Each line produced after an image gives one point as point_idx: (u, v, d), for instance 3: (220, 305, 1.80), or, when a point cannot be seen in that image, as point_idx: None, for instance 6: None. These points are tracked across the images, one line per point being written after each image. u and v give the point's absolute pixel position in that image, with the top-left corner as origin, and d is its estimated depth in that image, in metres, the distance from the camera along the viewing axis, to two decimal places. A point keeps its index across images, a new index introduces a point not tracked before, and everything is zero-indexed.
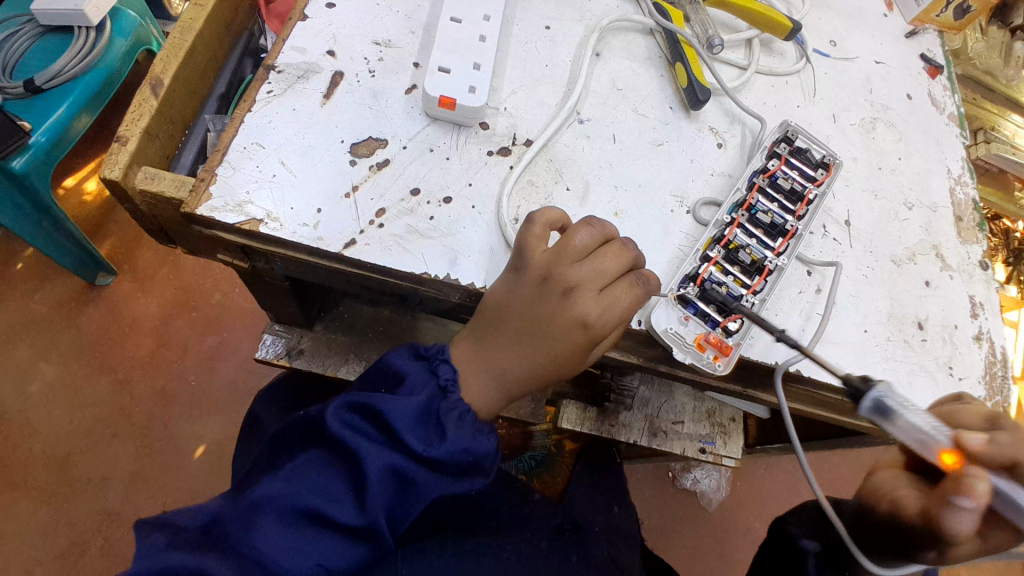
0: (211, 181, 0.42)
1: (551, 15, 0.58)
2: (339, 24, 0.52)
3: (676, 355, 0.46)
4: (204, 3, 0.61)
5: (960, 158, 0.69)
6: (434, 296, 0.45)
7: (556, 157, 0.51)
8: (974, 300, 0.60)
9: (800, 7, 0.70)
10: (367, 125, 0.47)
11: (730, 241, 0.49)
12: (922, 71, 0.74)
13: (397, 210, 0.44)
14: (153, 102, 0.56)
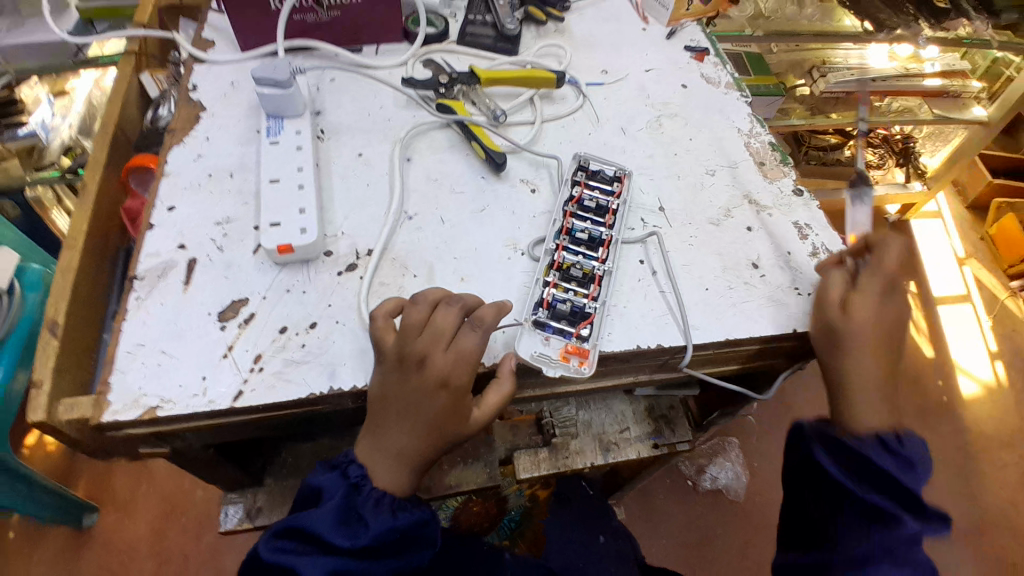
0: (106, 391, 0.48)
1: (361, 144, 0.71)
2: (183, 221, 0.60)
3: (548, 372, 0.53)
4: (76, 243, 0.70)
5: (745, 116, 0.81)
6: (332, 408, 0.52)
7: (398, 254, 0.59)
8: (800, 224, 0.68)
9: (565, 56, 0.85)
10: (227, 293, 0.54)
11: (561, 263, 0.59)
12: (690, 59, 0.88)
13: (271, 350, 0.51)
14: (54, 342, 0.62)
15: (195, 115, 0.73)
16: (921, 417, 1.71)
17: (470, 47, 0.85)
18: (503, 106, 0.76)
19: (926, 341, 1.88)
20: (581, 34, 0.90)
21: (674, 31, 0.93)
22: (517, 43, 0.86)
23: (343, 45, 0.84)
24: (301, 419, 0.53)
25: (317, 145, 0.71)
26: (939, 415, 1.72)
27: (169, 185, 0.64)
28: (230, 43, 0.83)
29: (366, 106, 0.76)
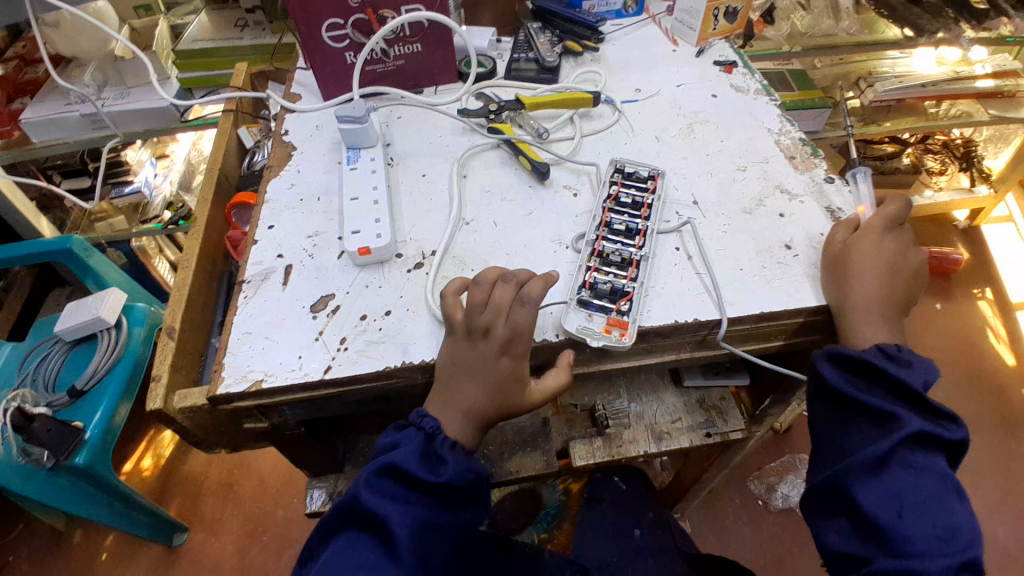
0: (222, 369, 0.58)
1: (425, 166, 0.81)
2: (280, 235, 0.71)
3: (592, 343, 0.59)
4: (188, 265, 0.82)
5: (775, 116, 0.86)
6: (405, 383, 0.59)
7: (458, 253, 0.68)
8: (832, 208, 0.72)
9: (602, 79, 0.94)
10: (317, 289, 0.64)
11: (601, 251, 0.66)
12: (720, 71, 0.95)
13: (355, 333, 0.59)
14: (171, 343, 0.73)
15: (287, 153, 0.86)
16: (1005, 427, 1.64)
17: (517, 79, 0.95)
18: (547, 126, 0.85)
19: (1006, 349, 1.82)
20: (615, 61, 0.98)
21: (703, 49, 1.00)
22: (557, 74, 0.96)
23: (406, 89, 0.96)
24: (380, 395, 0.61)
25: (388, 169, 0.81)
26: (1023, 425, 1.64)
27: (268, 208, 0.75)
28: (313, 95, 0.97)
29: (426, 132, 0.86)
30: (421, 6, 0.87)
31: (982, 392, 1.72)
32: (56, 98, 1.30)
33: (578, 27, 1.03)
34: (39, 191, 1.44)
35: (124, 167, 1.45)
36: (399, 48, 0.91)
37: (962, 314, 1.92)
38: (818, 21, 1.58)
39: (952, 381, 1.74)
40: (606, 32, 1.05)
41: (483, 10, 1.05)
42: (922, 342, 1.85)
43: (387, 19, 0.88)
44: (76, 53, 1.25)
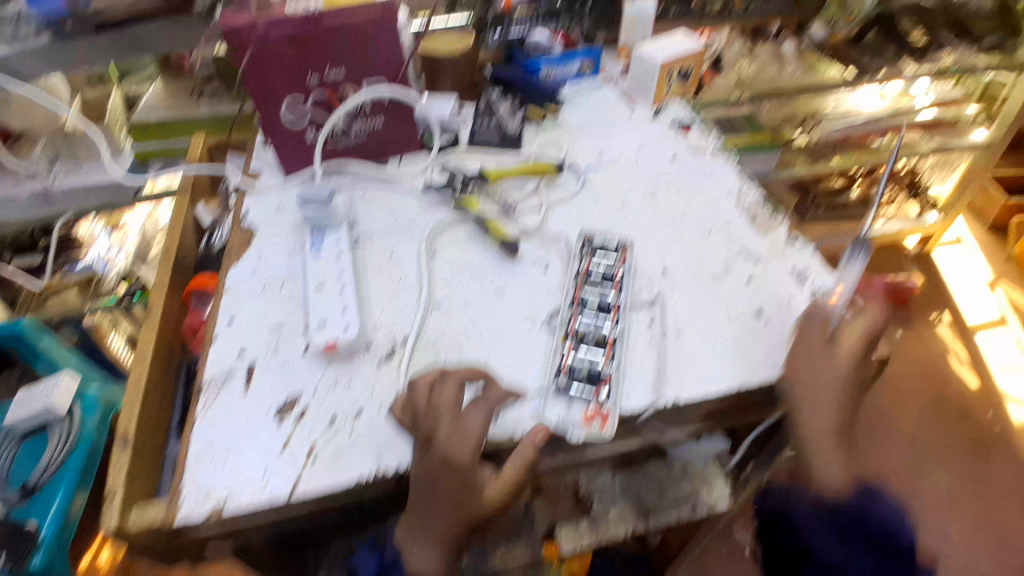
0: (181, 491, 0.54)
1: (391, 244, 0.79)
2: (241, 330, 0.68)
3: (571, 437, 0.57)
4: (143, 362, 0.78)
5: (735, 176, 0.88)
6: (380, 490, 0.56)
7: (430, 339, 0.66)
8: (797, 270, 0.73)
9: (563, 146, 0.95)
10: (283, 390, 0.61)
11: (576, 329, 0.65)
12: (677, 132, 0.97)
13: (325, 439, 0.56)
14: (125, 453, 0.69)
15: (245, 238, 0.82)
16: (973, 450, 1.67)
17: (480, 147, 0.95)
18: (512, 197, 0.85)
19: (968, 371, 1.87)
20: (575, 125, 1.00)
21: (660, 108, 1.02)
22: (519, 141, 0.96)
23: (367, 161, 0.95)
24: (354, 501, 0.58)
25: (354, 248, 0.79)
26: (991, 446, 1.68)
27: (229, 296, 0.72)
28: (271, 171, 0.94)
29: (391, 207, 0.85)
30: (383, 78, 0.84)
31: (950, 415, 1.76)
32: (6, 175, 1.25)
33: (537, 92, 1.04)
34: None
35: (75, 243, 1.41)
36: (361, 123, 0.89)
37: (922, 340, 1.97)
38: (764, 67, 1.61)
39: (921, 407, 1.78)
40: (565, 96, 1.06)
41: (442, 77, 1.00)
42: (889, 369, 1.88)
43: (349, 94, 0.85)
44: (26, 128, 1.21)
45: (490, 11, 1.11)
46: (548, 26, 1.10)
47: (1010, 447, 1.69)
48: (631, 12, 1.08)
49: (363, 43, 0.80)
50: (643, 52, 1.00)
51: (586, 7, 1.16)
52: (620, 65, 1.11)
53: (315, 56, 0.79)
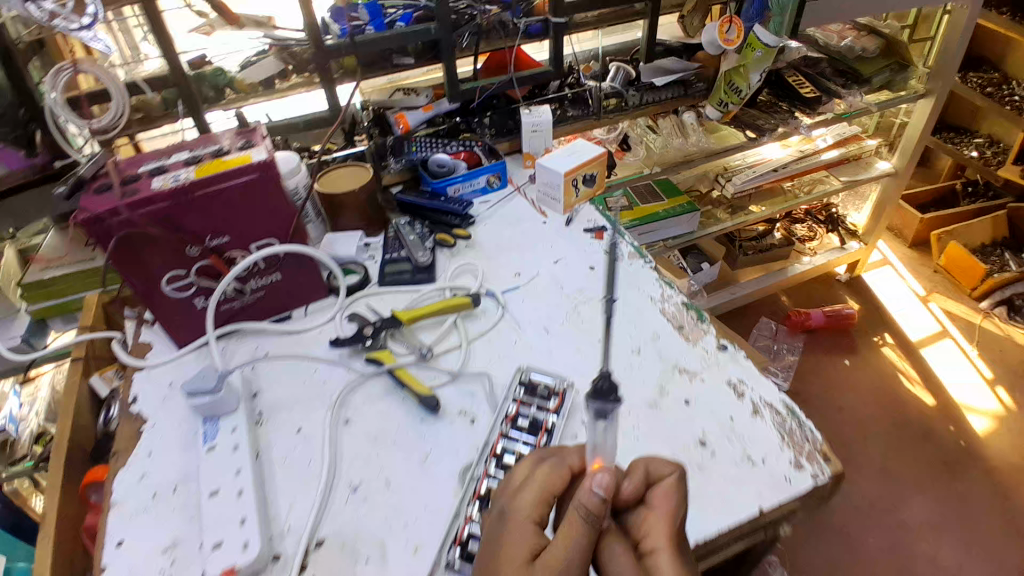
0: None
1: (299, 417, 0.72)
2: (130, 561, 0.61)
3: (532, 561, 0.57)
4: None
5: (656, 282, 0.86)
6: None
7: (345, 538, 0.60)
8: (735, 382, 0.70)
9: (480, 267, 0.91)
10: None
11: (483, 490, 0.61)
12: (592, 238, 0.96)
13: None
14: None
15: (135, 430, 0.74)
16: (942, 474, 1.66)
17: (392, 283, 0.90)
18: (427, 340, 0.79)
19: (921, 391, 1.89)
20: (489, 244, 0.97)
21: (571, 216, 1.02)
22: (433, 271, 0.91)
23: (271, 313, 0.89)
24: None
25: (256, 429, 0.71)
26: (958, 467, 1.68)
27: (114, 518, 0.64)
28: (167, 342, 0.86)
29: (298, 369, 0.78)
30: (273, 238, 0.81)
31: (913, 439, 1.75)
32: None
33: (446, 215, 1.02)
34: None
35: None
36: (255, 282, 0.83)
37: (871, 366, 1.98)
38: (665, 138, 1.71)
39: (884, 438, 1.76)
40: (476, 214, 1.04)
41: (345, 215, 0.98)
42: (845, 403, 1.87)
43: (237, 258, 0.81)
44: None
45: (388, 139, 1.09)
46: (450, 147, 1.10)
47: (975, 464, 1.69)
48: (529, 125, 1.11)
49: (254, 198, 0.76)
50: (545, 164, 1.00)
51: (485, 123, 1.16)
52: (526, 172, 1.14)
53: (193, 227, 0.75)
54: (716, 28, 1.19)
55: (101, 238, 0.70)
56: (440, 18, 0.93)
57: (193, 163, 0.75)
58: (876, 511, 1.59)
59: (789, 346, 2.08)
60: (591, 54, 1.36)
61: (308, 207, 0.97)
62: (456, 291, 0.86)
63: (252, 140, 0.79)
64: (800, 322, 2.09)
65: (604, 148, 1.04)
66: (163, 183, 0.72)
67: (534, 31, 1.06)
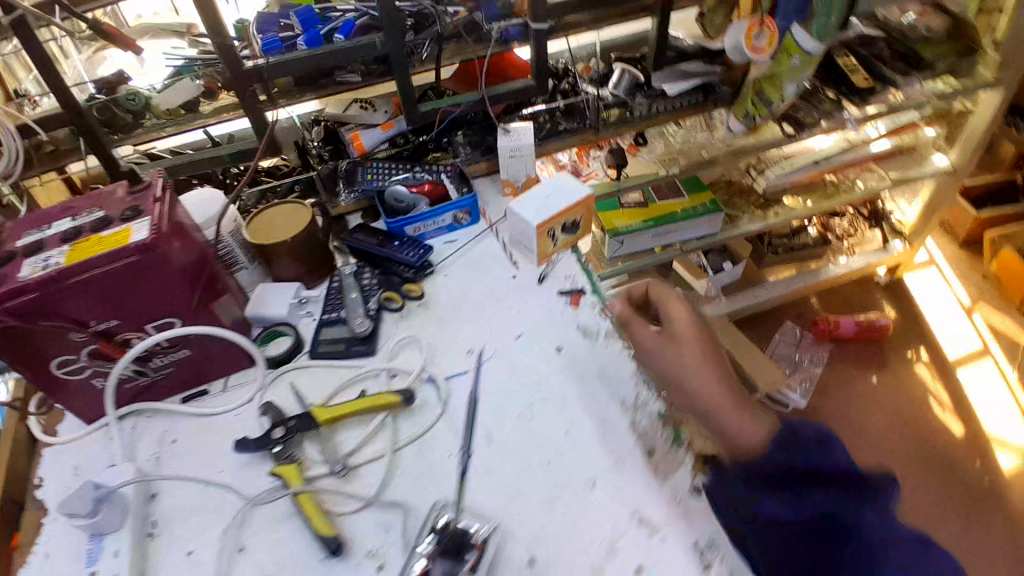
0: None
1: (194, 536, 0.64)
2: None
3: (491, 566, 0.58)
4: None
5: (631, 378, 0.72)
6: None
7: None
8: (699, 546, 0.59)
9: (427, 341, 0.79)
10: None
11: None
12: (566, 305, 0.81)
13: None
14: None
15: (39, 518, 0.70)
16: (959, 517, 1.51)
17: (324, 358, 0.78)
18: (348, 445, 0.69)
19: (951, 418, 1.69)
20: (444, 306, 0.83)
21: (545, 273, 0.85)
22: (372, 342, 0.79)
23: (190, 384, 0.79)
24: None
25: (151, 549, 0.64)
26: (977, 508, 1.52)
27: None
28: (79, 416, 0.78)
29: (207, 472, 0.70)
30: (175, 317, 0.69)
31: (934, 475, 1.58)
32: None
33: (397, 265, 0.87)
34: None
35: None
36: (159, 360, 0.74)
37: (901, 385, 1.77)
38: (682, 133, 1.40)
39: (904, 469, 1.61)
40: (435, 261, 0.89)
41: (280, 264, 0.84)
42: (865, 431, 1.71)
43: (134, 338, 0.70)
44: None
45: (339, 164, 0.94)
46: (410, 175, 0.92)
47: (998, 505, 1.52)
48: (506, 149, 0.93)
49: (139, 280, 0.63)
50: (516, 210, 0.82)
51: (459, 140, 0.99)
52: (503, 203, 0.98)
53: (73, 316, 0.64)
54: (743, 31, 0.96)
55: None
56: (388, 30, 0.74)
57: (69, 239, 0.63)
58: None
59: (811, 355, 1.87)
60: (592, 49, 1.13)
61: (238, 254, 0.84)
62: (393, 380, 0.74)
63: (140, 205, 0.65)
64: (827, 330, 1.85)
65: (589, 189, 0.84)
66: (30, 271, 0.60)
67: (512, 36, 0.86)
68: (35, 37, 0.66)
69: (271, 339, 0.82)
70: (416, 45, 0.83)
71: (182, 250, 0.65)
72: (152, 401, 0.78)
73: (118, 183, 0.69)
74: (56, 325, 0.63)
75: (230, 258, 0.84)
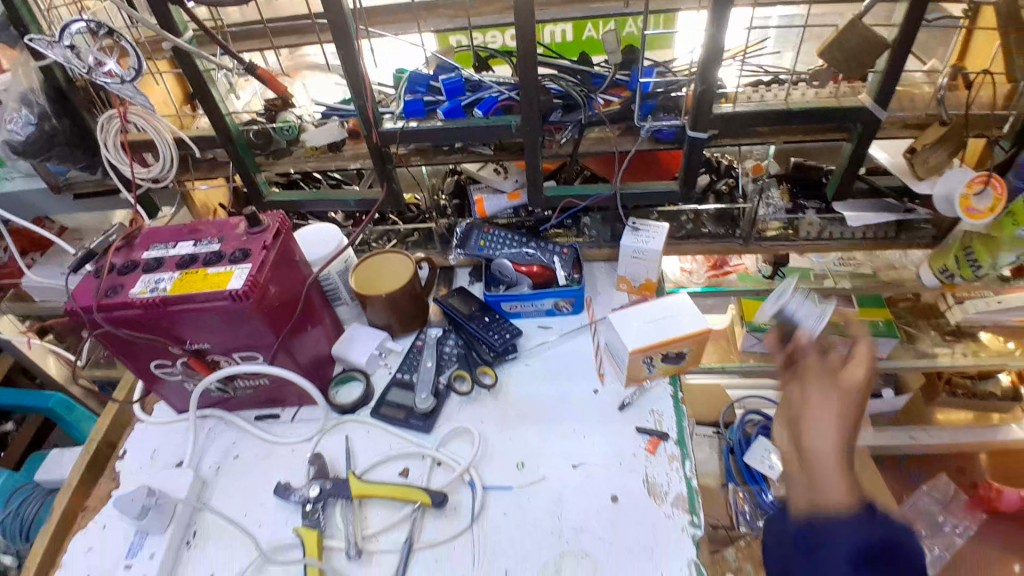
0: None
1: (216, 560, 0.69)
2: None
3: (545, 455, 0.72)
4: None
5: (683, 568, 0.62)
6: None
7: None
8: None
9: (484, 437, 0.75)
10: None
11: None
12: (641, 448, 0.72)
13: None
14: None
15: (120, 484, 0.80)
16: None
17: (383, 421, 0.78)
18: (373, 524, 0.68)
19: None
20: (514, 400, 0.78)
21: (631, 396, 0.76)
22: (431, 419, 0.77)
23: (266, 403, 0.83)
24: None
25: (179, 555, 0.70)
26: None
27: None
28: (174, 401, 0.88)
29: (248, 502, 0.73)
30: (257, 353, 0.75)
31: None
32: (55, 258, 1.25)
33: (482, 345, 0.83)
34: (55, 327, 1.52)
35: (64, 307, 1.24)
36: (242, 381, 0.78)
37: None
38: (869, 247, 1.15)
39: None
40: (523, 346, 0.84)
41: (372, 310, 0.85)
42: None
43: (221, 360, 0.77)
44: (76, 228, 1.24)
45: (457, 224, 0.94)
46: (521, 251, 0.86)
47: None
48: (629, 249, 0.82)
49: (229, 321, 0.70)
50: (617, 327, 0.75)
51: (586, 224, 0.96)
52: (615, 300, 0.89)
53: (171, 333, 0.72)
54: (963, 182, 0.81)
55: (88, 327, 0.71)
56: (526, 115, 0.75)
57: (183, 266, 0.71)
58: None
59: (958, 524, 1.34)
60: (766, 149, 1.00)
61: (342, 292, 0.89)
62: (433, 472, 0.72)
63: (250, 250, 0.72)
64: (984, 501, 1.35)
65: (707, 325, 0.72)
66: (142, 290, 0.69)
67: (666, 135, 0.80)
68: (195, 69, 0.77)
69: (345, 382, 0.84)
70: (557, 126, 0.81)
71: (273, 295, 0.71)
72: (231, 409, 0.84)
73: (240, 217, 0.78)
74: (158, 340, 0.72)
75: (334, 293, 0.89)
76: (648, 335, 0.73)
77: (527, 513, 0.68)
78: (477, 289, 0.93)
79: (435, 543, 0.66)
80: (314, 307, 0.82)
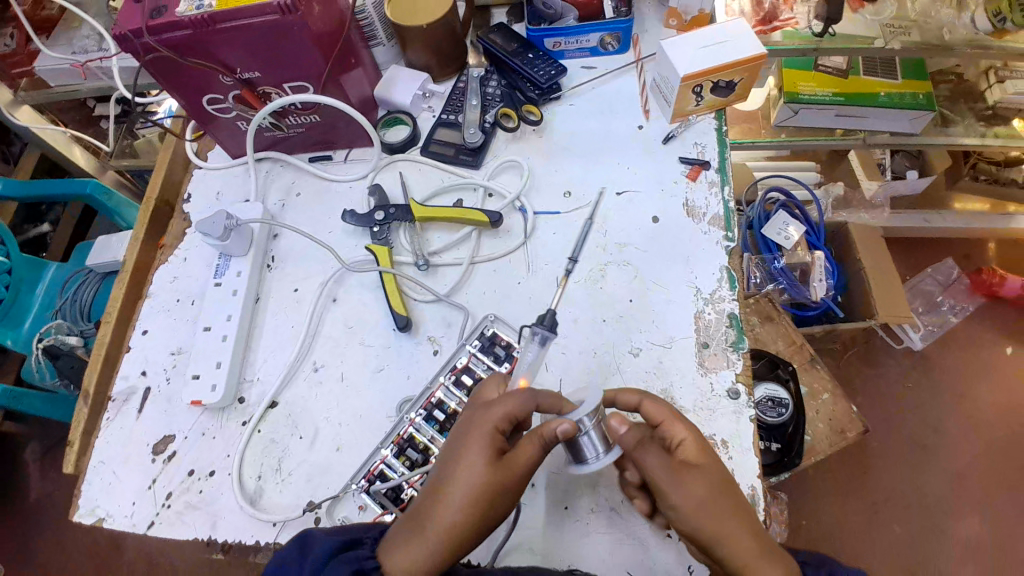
0: (79, 500, 0.71)
1: (299, 278, 0.80)
2: (148, 347, 0.79)
3: (591, 185, 0.77)
4: (104, 336, 0.88)
5: (714, 271, 0.70)
6: (232, 546, 0.67)
7: (295, 411, 0.72)
8: (715, 439, 0.62)
9: (531, 172, 0.79)
10: (161, 428, 0.74)
11: (405, 438, 0.67)
12: (682, 176, 0.76)
13: (180, 489, 0.70)
14: (84, 411, 0.83)
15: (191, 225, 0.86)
16: None
17: (435, 158, 0.82)
18: (434, 244, 0.77)
19: None
20: (560, 139, 0.81)
21: (676, 130, 0.78)
22: (478, 156, 0.80)
23: (319, 146, 0.86)
24: (258, 485, 0.69)
25: (263, 275, 0.81)
26: None
27: (148, 307, 0.82)
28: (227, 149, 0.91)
29: (318, 231, 0.81)
30: (308, 84, 0.75)
31: None
32: (76, 34, 1.21)
33: (526, 83, 0.82)
34: (74, 120, 1.49)
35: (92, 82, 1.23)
36: (294, 120, 0.80)
37: None
38: None
39: (980, 450, 1.32)
40: (566, 87, 0.84)
41: (413, 50, 0.83)
42: (977, 390, 1.38)
43: (271, 94, 0.77)
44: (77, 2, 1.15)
45: None
46: None
47: None
48: None
49: (280, 42, 0.68)
50: (669, 52, 0.73)
51: None
52: (663, 38, 0.85)
53: (220, 59, 0.71)
54: None
55: (134, 56, 0.70)
56: None
57: None
58: (901, 500, 1.29)
59: (956, 304, 1.47)
60: None
61: (378, 30, 0.85)
62: (484, 203, 0.78)
63: None
64: (986, 285, 1.44)
65: (763, 50, 0.71)
66: (188, 8, 0.66)
67: None
68: None
69: (392, 126, 0.86)
70: None
71: (318, 16, 0.68)
72: (284, 152, 0.87)
73: None
74: (206, 63, 0.71)
75: (370, 33, 0.84)
76: (699, 59, 0.72)
77: (573, 236, 0.74)
78: (518, 30, 0.89)
79: (492, 255, 0.75)
80: (355, 40, 0.79)
